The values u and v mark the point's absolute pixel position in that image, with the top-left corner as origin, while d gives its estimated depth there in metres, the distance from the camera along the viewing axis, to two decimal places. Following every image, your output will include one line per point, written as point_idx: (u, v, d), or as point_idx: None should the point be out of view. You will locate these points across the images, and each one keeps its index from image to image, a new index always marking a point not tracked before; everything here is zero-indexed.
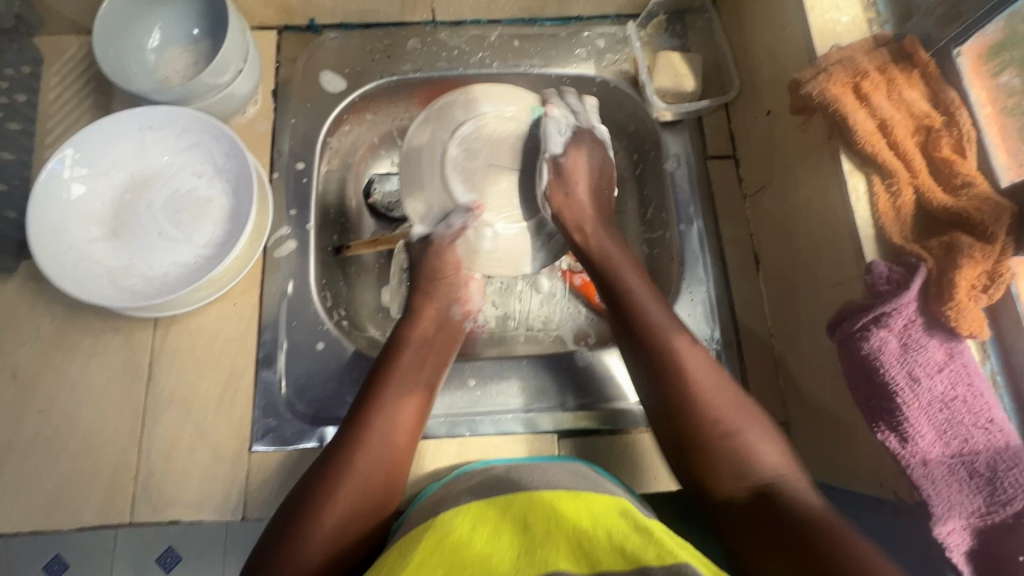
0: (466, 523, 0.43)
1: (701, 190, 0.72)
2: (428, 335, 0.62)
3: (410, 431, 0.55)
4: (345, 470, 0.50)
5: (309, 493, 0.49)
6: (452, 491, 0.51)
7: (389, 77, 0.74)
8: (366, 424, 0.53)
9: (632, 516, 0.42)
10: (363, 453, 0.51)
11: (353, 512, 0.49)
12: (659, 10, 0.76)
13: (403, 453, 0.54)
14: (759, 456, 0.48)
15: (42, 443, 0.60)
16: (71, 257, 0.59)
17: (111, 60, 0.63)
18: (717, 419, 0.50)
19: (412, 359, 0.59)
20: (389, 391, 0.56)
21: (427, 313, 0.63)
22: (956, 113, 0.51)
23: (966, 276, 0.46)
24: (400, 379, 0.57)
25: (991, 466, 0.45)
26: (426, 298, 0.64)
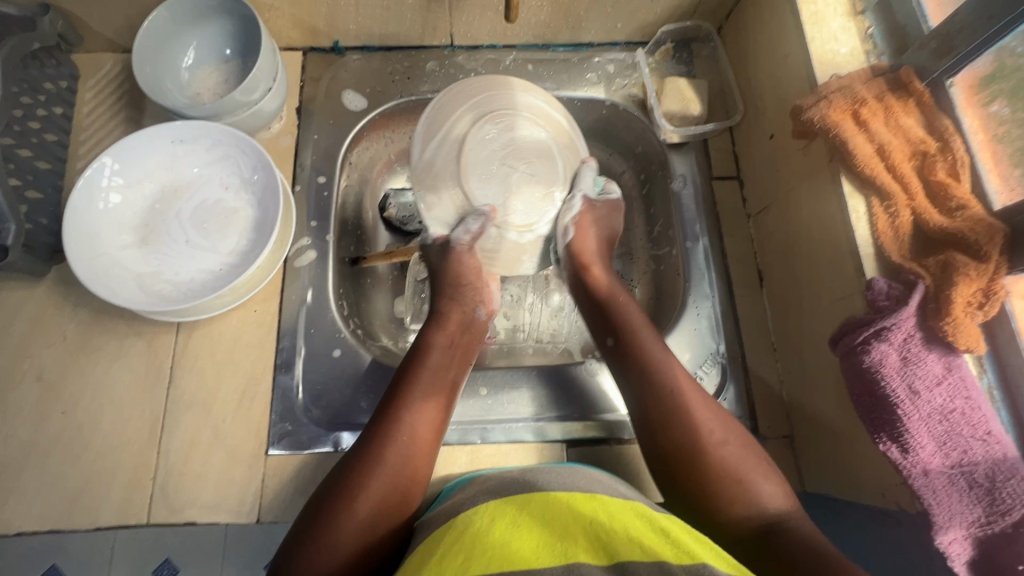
0: (484, 520, 0.45)
1: (706, 209, 0.74)
2: (453, 336, 0.64)
3: (435, 431, 0.57)
4: (379, 466, 0.52)
5: (339, 487, 0.51)
6: (472, 491, 0.53)
7: (407, 97, 0.78)
8: (393, 422, 0.55)
9: (647, 518, 0.44)
10: (391, 450, 0.53)
11: (383, 505, 0.51)
12: (667, 39, 0.80)
13: (431, 449, 0.56)
14: (758, 489, 0.51)
15: (65, 442, 0.62)
16: (103, 262, 0.62)
17: (148, 76, 0.67)
18: (715, 447, 0.53)
19: (441, 357, 0.61)
20: (415, 392, 0.57)
21: (455, 312, 0.65)
22: (950, 140, 0.53)
23: (963, 293, 0.48)
24: (426, 378, 0.59)
25: (990, 477, 0.46)
26: (452, 302, 0.66)
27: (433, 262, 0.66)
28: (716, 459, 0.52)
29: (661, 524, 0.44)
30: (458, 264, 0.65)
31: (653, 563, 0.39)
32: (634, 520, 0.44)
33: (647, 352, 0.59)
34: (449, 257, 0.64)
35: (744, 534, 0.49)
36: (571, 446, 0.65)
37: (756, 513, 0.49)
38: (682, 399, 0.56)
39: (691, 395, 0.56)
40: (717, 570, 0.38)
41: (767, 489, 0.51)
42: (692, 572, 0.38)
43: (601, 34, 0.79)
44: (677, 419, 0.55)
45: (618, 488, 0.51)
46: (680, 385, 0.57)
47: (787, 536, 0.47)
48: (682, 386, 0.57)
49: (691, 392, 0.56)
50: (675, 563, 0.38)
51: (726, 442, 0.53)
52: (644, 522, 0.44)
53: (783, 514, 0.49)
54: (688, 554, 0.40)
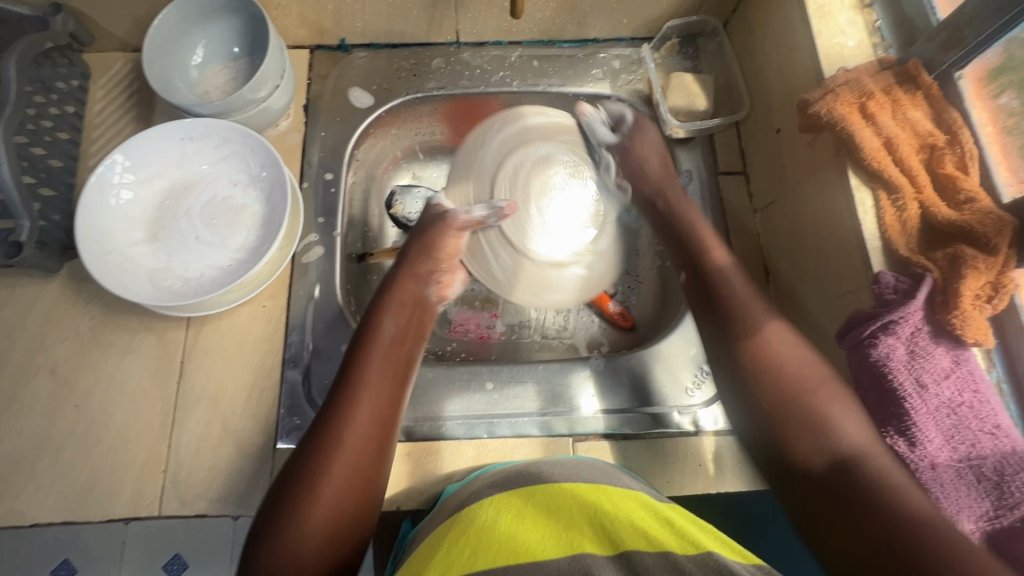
0: (490, 513, 0.46)
1: (712, 204, 0.74)
2: (407, 311, 0.63)
3: (390, 405, 0.56)
4: (333, 451, 0.50)
5: (300, 475, 0.50)
6: (473, 487, 0.54)
7: (413, 94, 0.78)
8: (350, 399, 0.54)
9: (654, 510, 0.45)
10: (351, 428, 0.52)
11: (342, 489, 0.50)
12: (673, 34, 0.80)
13: (390, 424, 0.55)
14: (837, 421, 0.48)
15: (78, 435, 0.63)
16: (114, 258, 0.62)
17: (158, 75, 0.68)
18: (795, 378, 0.51)
19: (392, 333, 0.60)
20: (369, 368, 0.56)
21: (406, 288, 0.64)
22: (958, 132, 0.53)
23: (971, 286, 0.48)
24: (380, 354, 0.58)
25: (998, 470, 0.46)
26: (410, 277, 0.65)
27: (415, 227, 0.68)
28: (802, 398, 0.50)
29: (666, 515, 0.44)
30: (438, 231, 0.66)
31: (659, 553, 0.40)
32: (641, 512, 0.44)
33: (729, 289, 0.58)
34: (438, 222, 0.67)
35: (821, 475, 0.46)
36: (577, 440, 0.65)
37: (832, 444, 0.47)
38: (764, 331, 0.54)
39: (778, 329, 0.54)
40: (726, 559, 0.38)
41: (848, 424, 0.48)
42: (701, 562, 0.38)
43: (606, 30, 0.79)
44: (758, 352, 0.53)
45: (624, 481, 0.51)
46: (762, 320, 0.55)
47: (862, 475, 0.45)
48: (767, 319, 0.55)
49: (774, 325, 0.54)
50: (682, 554, 0.39)
51: (809, 377, 0.51)
52: (652, 514, 0.44)
53: (863, 451, 0.46)
54: (696, 545, 0.40)
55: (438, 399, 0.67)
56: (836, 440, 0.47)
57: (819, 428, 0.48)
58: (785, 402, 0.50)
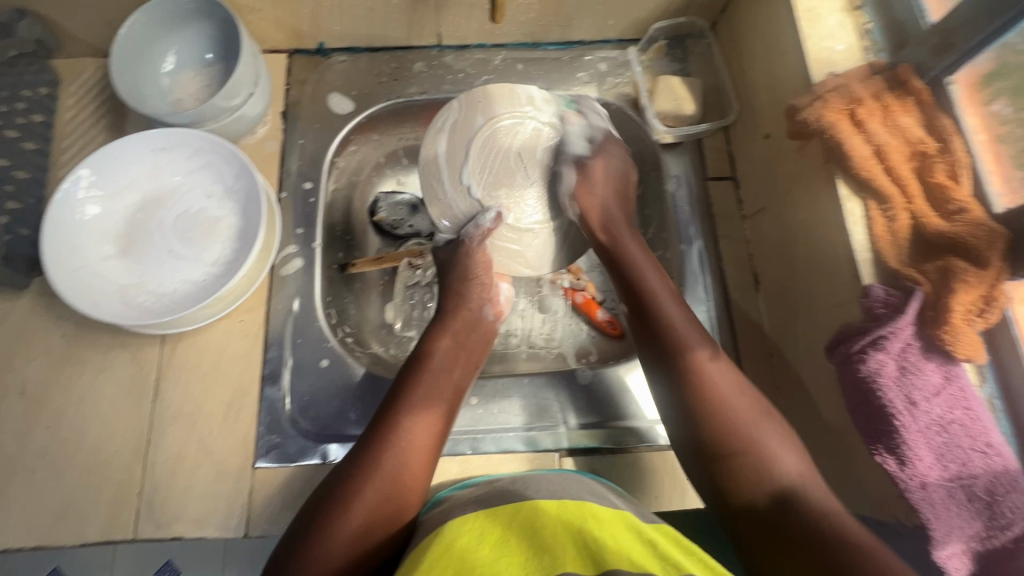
0: (472, 530, 0.44)
1: (701, 211, 0.73)
2: (461, 332, 0.63)
3: (433, 441, 0.55)
4: (370, 470, 0.51)
5: (335, 488, 0.51)
6: (456, 502, 0.52)
7: (395, 100, 0.76)
8: (394, 422, 0.54)
9: (638, 530, 0.44)
10: (389, 449, 0.53)
11: (373, 507, 0.50)
12: (660, 35, 0.78)
13: (431, 454, 0.55)
14: (778, 456, 0.48)
15: (49, 457, 0.61)
16: (83, 274, 0.60)
17: (128, 84, 0.66)
18: (736, 417, 0.50)
19: (445, 357, 0.61)
20: (418, 397, 0.57)
21: (463, 313, 0.64)
22: (949, 140, 0.52)
23: (962, 300, 0.46)
24: (428, 381, 0.58)
25: (990, 490, 0.45)
26: (459, 299, 0.64)
27: (442, 258, 0.66)
28: (745, 442, 0.49)
29: (648, 534, 0.44)
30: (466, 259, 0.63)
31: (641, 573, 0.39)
32: (626, 534, 0.44)
33: (677, 335, 0.54)
34: (457, 252, 0.64)
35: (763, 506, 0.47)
36: (564, 455, 0.64)
37: (770, 478, 0.47)
38: (706, 378, 0.52)
39: (718, 376, 0.52)
40: None
41: (789, 460, 0.48)
42: None
43: (592, 32, 0.77)
44: (698, 401, 0.51)
45: (607, 497, 0.50)
46: (704, 367, 0.52)
47: (801, 507, 0.45)
48: (711, 365, 0.53)
49: (719, 374, 0.52)
50: None
51: (749, 416, 0.50)
52: (636, 535, 0.44)
53: (800, 482, 0.47)
54: (679, 569, 0.40)
55: None
56: (773, 472, 0.47)
57: (764, 465, 0.48)
58: (726, 444, 0.49)
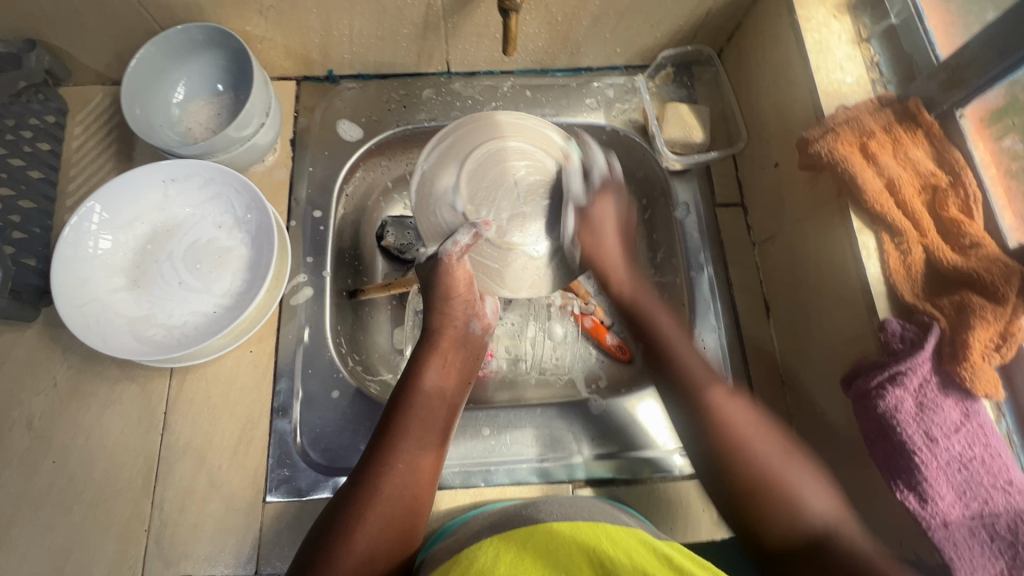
0: (490, 551, 0.42)
1: (710, 237, 0.73)
2: (448, 352, 0.63)
3: (431, 469, 0.56)
4: (374, 499, 0.52)
5: (338, 516, 0.51)
6: (473, 527, 0.52)
7: (403, 127, 0.76)
8: (393, 449, 0.55)
9: (652, 545, 0.42)
10: (388, 479, 0.53)
11: (378, 534, 0.51)
12: (667, 63, 0.78)
13: (428, 480, 0.55)
14: (809, 500, 0.51)
15: (55, 493, 0.60)
16: (93, 308, 0.60)
17: (137, 116, 0.66)
18: (764, 460, 0.53)
19: (436, 383, 0.60)
20: (414, 421, 0.57)
21: (450, 331, 0.63)
22: (961, 173, 0.52)
23: (980, 337, 0.46)
24: (423, 406, 0.58)
25: (1012, 529, 0.45)
26: (444, 319, 0.63)
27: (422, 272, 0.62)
28: (774, 482, 0.52)
29: (663, 549, 0.42)
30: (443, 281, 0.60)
31: None
32: (639, 549, 0.42)
33: (687, 376, 0.59)
34: (437, 269, 0.60)
35: (800, 550, 0.50)
36: (578, 486, 0.63)
37: (804, 526, 0.50)
38: (731, 425, 0.55)
39: (738, 415, 0.56)
40: None
41: (816, 498, 0.51)
42: None
43: (600, 59, 0.78)
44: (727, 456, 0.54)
45: (622, 519, 0.50)
46: (722, 407, 0.57)
47: (835, 548, 0.48)
48: (728, 408, 0.57)
49: (734, 412, 0.56)
50: None
51: (779, 463, 0.53)
52: (649, 550, 0.42)
53: (833, 523, 0.50)
54: None
55: None
56: (803, 513, 0.50)
57: (793, 504, 0.51)
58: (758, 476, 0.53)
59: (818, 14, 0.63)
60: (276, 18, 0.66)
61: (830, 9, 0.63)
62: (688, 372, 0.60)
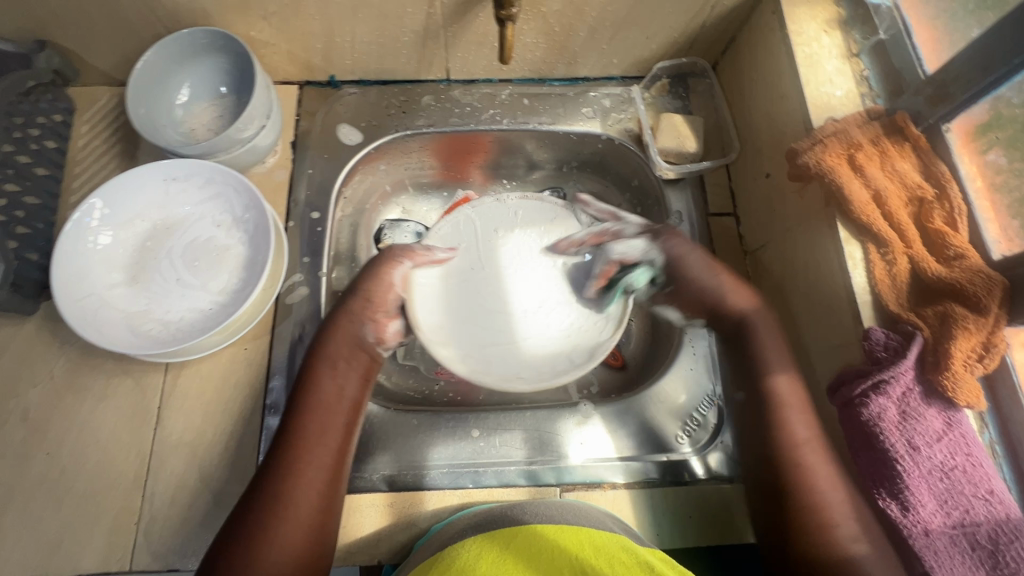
0: (471, 552, 0.43)
1: (703, 244, 0.74)
2: (342, 355, 0.59)
3: (335, 468, 0.55)
4: (282, 515, 0.51)
5: (246, 524, 0.51)
6: (455, 527, 0.53)
7: (403, 132, 0.77)
8: (296, 453, 0.54)
9: (634, 552, 0.43)
10: (295, 482, 0.52)
11: (292, 541, 0.51)
12: (663, 74, 0.80)
13: (336, 482, 0.55)
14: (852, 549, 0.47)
15: (48, 485, 0.61)
16: (91, 302, 0.61)
17: (142, 116, 0.67)
18: (827, 505, 0.49)
19: (332, 389, 0.57)
20: (312, 422, 0.55)
21: (345, 333, 0.60)
22: (947, 186, 0.53)
23: (962, 347, 0.47)
24: (320, 409, 0.56)
25: (993, 538, 0.45)
26: (345, 322, 0.60)
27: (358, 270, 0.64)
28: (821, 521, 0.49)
29: (645, 556, 0.42)
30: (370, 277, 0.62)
31: None
32: (623, 557, 0.42)
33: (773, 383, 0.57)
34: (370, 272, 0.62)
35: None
36: (565, 490, 0.63)
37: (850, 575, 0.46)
38: (805, 473, 0.51)
39: (820, 464, 0.51)
40: None
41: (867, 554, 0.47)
42: None
43: (597, 69, 0.79)
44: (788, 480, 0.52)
45: (607, 524, 0.51)
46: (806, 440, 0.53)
47: None
48: (813, 453, 0.52)
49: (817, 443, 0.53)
50: None
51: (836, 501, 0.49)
52: (632, 556, 0.42)
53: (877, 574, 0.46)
54: None
55: (422, 445, 0.65)
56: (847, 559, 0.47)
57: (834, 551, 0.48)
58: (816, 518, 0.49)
59: (809, 28, 0.64)
60: (280, 23, 0.68)
61: (821, 24, 0.64)
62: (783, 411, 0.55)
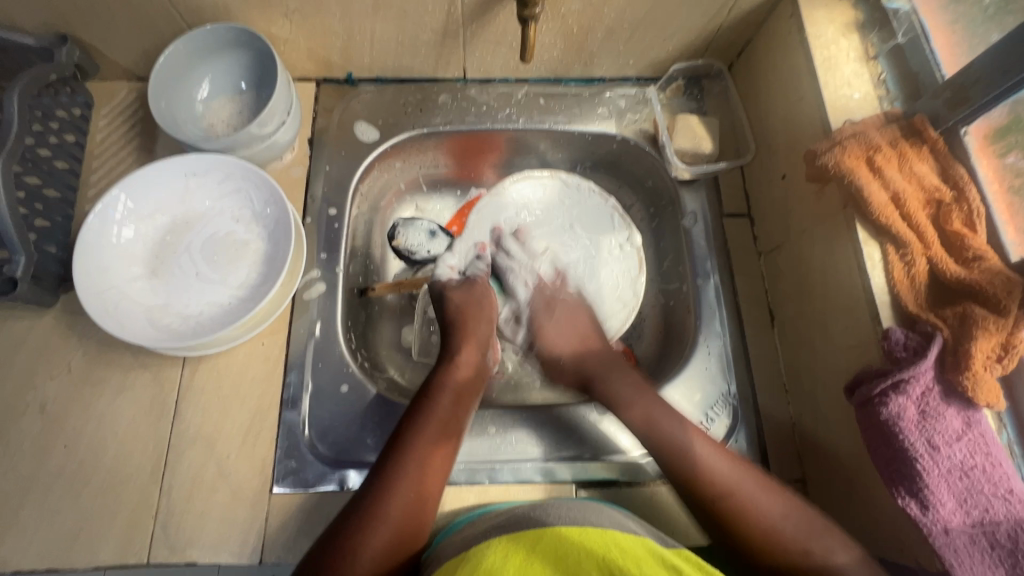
0: (497, 554, 0.43)
1: (717, 245, 0.74)
2: (461, 378, 0.63)
3: (438, 490, 0.56)
4: (377, 519, 0.52)
5: (342, 529, 0.51)
6: (480, 526, 0.53)
7: (419, 129, 0.78)
8: (403, 468, 0.55)
9: (660, 556, 0.43)
10: (398, 497, 0.53)
11: (384, 556, 0.51)
12: (679, 75, 0.81)
13: (433, 505, 0.55)
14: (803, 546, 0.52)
15: (66, 477, 0.61)
16: (112, 295, 0.61)
17: (162, 110, 0.68)
18: (758, 518, 0.54)
19: (446, 409, 0.60)
20: (424, 438, 0.57)
21: (466, 354, 0.66)
22: (965, 189, 0.54)
23: (981, 347, 0.47)
24: (435, 425, 0.58)
25: (1012, 537, 0.46)
26: (467, 344, 0.66)
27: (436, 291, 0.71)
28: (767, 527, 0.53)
29: (670, 560, 0.42)
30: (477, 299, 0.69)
31: None
32: (649, 561, 0.42)
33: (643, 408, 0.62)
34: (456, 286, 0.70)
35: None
36: (581, 488, 0.64)
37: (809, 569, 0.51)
38: (727, 490, 0.55)
39: (737, 481, 0.56)
40: None
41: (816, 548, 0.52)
42: None
43: (612, 70, 0.80)
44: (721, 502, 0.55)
45: (629, 524, 0.51)
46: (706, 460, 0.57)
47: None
48: (724, 473, 0.56)
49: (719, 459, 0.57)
50: None
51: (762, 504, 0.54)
52: (657, 560, 0.42)
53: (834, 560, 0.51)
54: None
55: None
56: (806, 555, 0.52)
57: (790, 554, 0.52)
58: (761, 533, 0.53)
59: (827, 31, 0.65)
60: (301, 20, 0.68)
61: (839, 27, 0.65)
62: (680, 440, 0.59)
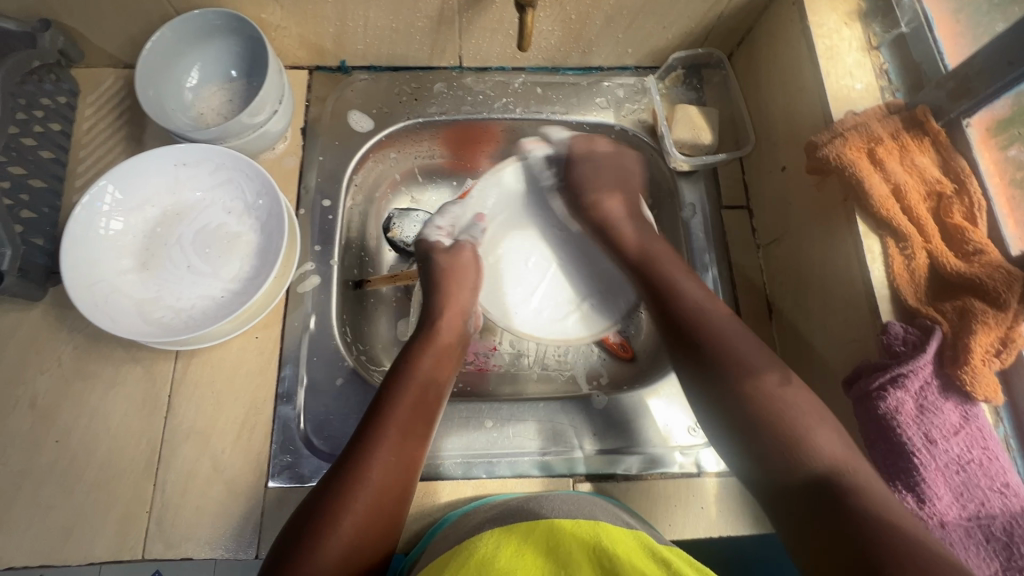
0: (490, 543, 0.42)
1: (716, 238, 0.74)
2: (440, 347, 0.63)
3: (417, 458, 0.55)
4: (357, 484, 0.51)
5: (319, 506, 0.50)
6: (476, 517, 0.53)
7: (414, 119, 0.77)
8: (383, 436, 0.54)
9: (652, 550, 0.43)
10: (378, 466, 0.52)
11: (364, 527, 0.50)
12: (679, 65, 0.79)
13: (414, 474, 0.54)
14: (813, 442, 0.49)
15: (58, 473, 0.60)
16: (102, 288, 0.60)
17: (150, 98, 0.66)
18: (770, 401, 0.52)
19: (427, 372, 0.60)
20: (403, 405, 0.56)
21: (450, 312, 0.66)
22: (965, 181, 0.53)
23: (981, 342, 0.47)
24: (413, 394, 0.57)
25: (1007, 530, 0.46)
26: (450, 305, 0.66)
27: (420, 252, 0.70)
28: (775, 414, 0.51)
29: (663, 553, 0.42)
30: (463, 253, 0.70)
31: None
32: (640, 556, 0.42)
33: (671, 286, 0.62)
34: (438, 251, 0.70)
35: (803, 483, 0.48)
36: (578, 481, 0.64)
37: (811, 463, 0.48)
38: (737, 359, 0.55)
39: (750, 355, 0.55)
40: None
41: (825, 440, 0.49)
42: None
43: (611, 58, 0.78)
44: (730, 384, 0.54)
45: (624, 517, 0.51)
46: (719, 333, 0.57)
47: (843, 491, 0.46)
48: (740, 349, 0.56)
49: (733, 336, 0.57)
50: None
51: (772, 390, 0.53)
52: (649, 554, 0.42)
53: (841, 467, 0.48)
54: None
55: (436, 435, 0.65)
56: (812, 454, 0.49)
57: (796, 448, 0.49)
58: (763, 417, 0.52)
59: (830, 20, 0.64)
60: (292, 6, 0.66)
61: (842, 16, 0.64)
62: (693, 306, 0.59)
